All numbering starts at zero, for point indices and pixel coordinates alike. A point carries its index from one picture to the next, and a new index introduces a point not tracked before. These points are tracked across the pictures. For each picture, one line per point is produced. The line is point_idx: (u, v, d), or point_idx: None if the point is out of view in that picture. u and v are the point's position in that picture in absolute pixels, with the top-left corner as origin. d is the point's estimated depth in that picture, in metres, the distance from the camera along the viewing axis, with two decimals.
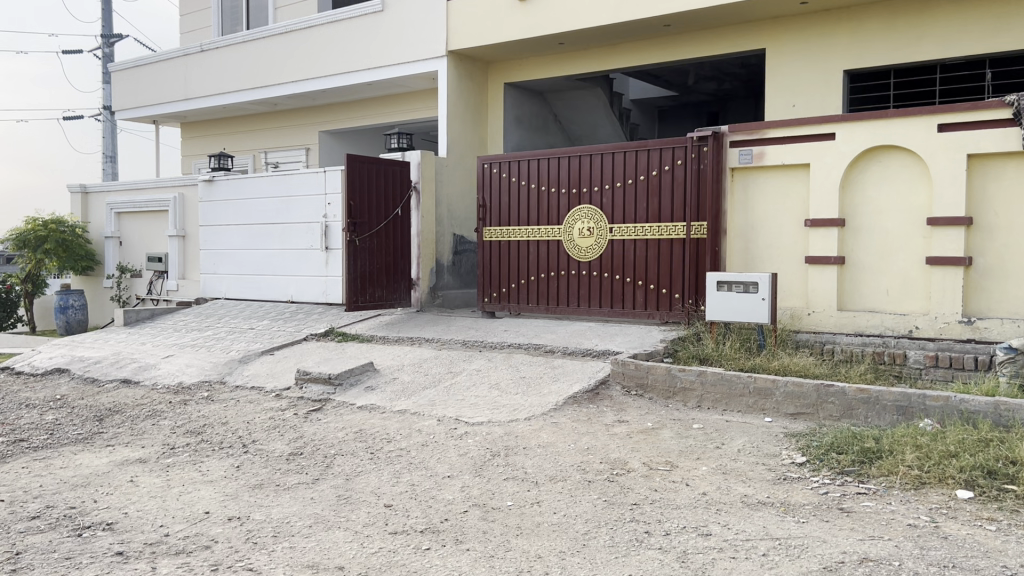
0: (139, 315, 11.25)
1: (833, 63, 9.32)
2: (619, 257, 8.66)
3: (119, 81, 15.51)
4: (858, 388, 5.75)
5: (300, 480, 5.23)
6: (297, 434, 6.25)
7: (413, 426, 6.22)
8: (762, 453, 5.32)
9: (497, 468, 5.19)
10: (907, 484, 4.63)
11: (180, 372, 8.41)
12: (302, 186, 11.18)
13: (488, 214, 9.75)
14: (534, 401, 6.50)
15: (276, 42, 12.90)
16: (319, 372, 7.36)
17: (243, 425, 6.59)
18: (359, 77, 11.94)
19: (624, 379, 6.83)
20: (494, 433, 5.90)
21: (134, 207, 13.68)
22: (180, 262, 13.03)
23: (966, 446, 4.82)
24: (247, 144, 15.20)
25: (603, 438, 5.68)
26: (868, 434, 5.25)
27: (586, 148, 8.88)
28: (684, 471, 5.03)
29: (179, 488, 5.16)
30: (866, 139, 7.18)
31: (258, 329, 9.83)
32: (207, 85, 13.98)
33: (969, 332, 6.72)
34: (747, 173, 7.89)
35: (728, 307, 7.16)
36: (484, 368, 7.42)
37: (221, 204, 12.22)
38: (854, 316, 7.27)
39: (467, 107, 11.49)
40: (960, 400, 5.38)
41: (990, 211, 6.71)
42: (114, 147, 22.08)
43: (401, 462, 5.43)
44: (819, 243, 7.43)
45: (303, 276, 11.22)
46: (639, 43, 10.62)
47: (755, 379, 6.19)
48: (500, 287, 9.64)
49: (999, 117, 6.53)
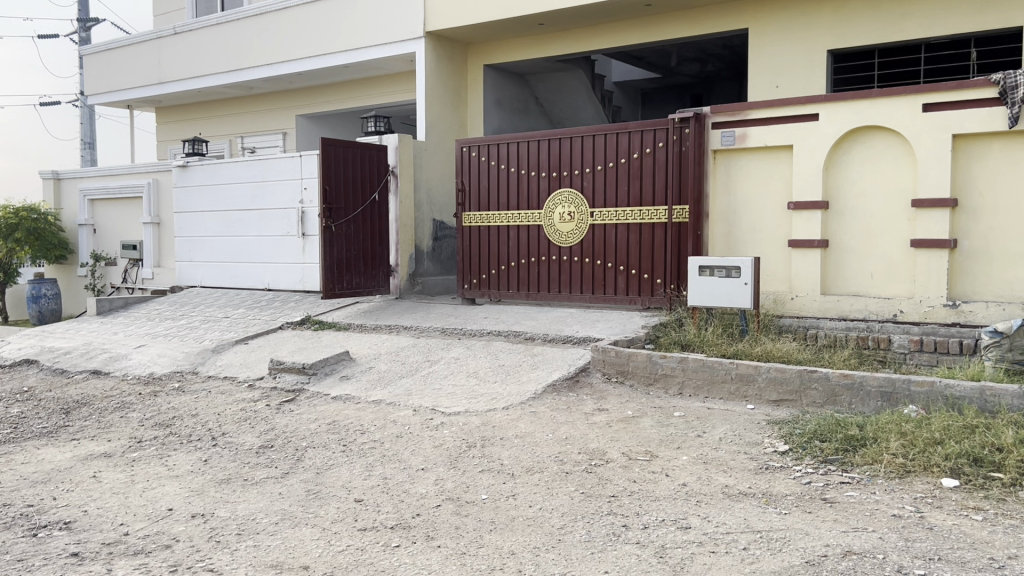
0: (112, 304, 11.02)
1: (817, 43, 9.16)
2: (601, 242, 8.51)
3: (92, 65, 15.18)
4: (841, 373, 5.63)
5: (268, 474, 5.07)
6: (268, 425, 6.07)
7: (388, 416, 6.06)
8: (744, 442, 5.19)
9: (472, 460, 5.04)
10: (892, 473, 4.52)
11: (151, 362, 8.20)
12: (277, 171, 10.96)
13: (466, 198, 9.56)
14: (513, 390, 6.35)
15: (250, 25, 12.63)
16: (293, 362, 7.20)
17: (213, 417, 6.42)
18: (335, 59, 11.69)
19: (605, 366, 6.69)
20: (471, 423, 5.74)
21: (108, 194, 13.42)
22: (155, 250, 12.79)
23: (951, 433, 4.71)
24: (223, 129, 14.92)
25: (582, 427, 5.54)
26: (851, 421, 5.14)
27: (566, 130, 8.71)
28: (664, 461, 4.89)
29: (143, 484, 4.98)
30: (850, 119, 7.02)
31: (233, 318, 9.63)
32: (181, 68, 13.68)
33: (954, 317, 6.60)
34: (729, 155, 7.73)
35: (710, 292, 7.01)
36: (463, 356, 7.27)
37: (196, 190, 11.98)
38: (838, 300, 7.14)
39: (446, 90, 11.26)
40: (946, 386, 5.26)
41: (975, 193, 6.59)
42: (92, 134, 21.72)
43: (374, 455, 5.27)
44: (803, 227, 7.29)
45: (280, 263, 11.02)
46: (621, 23, 10.42)
47: (737, 364, 6.06)
48: (479, 274, 9.47)
49: (985, 96, 6.40)
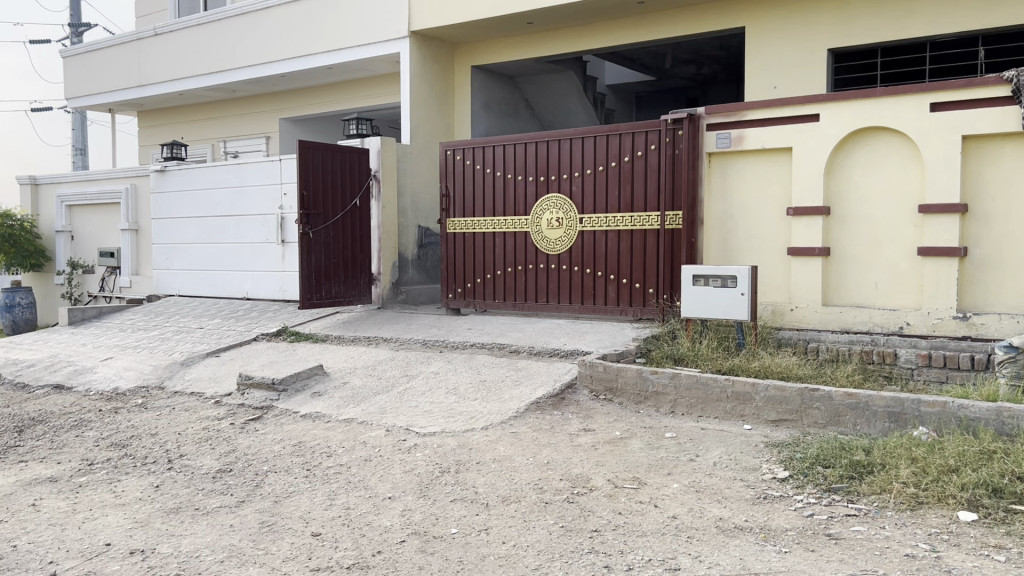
0: (84, 314, 10.58)
1: (817, 42, 8.77)
2: (590, 249, 8.10)
3: (73, 67, 14.79)
4: (845, 392, 5.22)
5: (221, 503, 4.65)
6: (230, 446, 5.66)
7: (358, 437, 5.64)
8: (740, 467, 4.78)
9: (444, 488, 4.62)
10: (903, 504, 4.10)
11: (117, 376, 7.78)
12: (257, 175, 10.56)
13: (451, 204, 9.17)
14: (493, 408, 5.93)
15: (232, 25, 12.24)
16: (262, 377, 6.78)
17: (173, 436, 5.99)
18: (319, 60, 11.30)
19: (592, 383, 6.28)
20: (446, 445, 5.32)
21: (86, 200, 13.00)
22: (133, 257, 12.37)
23: (967, 459, 4.29)
24: (207, 134, 14.53)
25: (566, 450, 5.12)
26: (857, 444, 4.73)
27: (554, 132, 8.31)
28: (652, 489, 4.48)
29: (84, 515, 4.55)
30: (852, 120, 6.64)
31: (207, 328, 9.21)
32: (162, 70, 13.27)
33: (964, 330, 6.21)
34: (725, 158, 7.34)
35: (704, 303, 6.60)
36: (442, 371, 6.85)
37: (174, 195, 11.57)
38: (839, 312, 6.74)
39: (431, 91, 10.87)
40: (959, 406, 4.83)
41: (986, 198, 6.20)
42: (84, 140, 21.35)
43: (338, 481, 4.85)
44: (803, 233, 6.89)
45: (259, 272, 10.62)
46: (614, 22, 10.04)
47: (733, 382, 5.66)
48: (464, 282, 9.06)
49: (996, 95, 6.01)
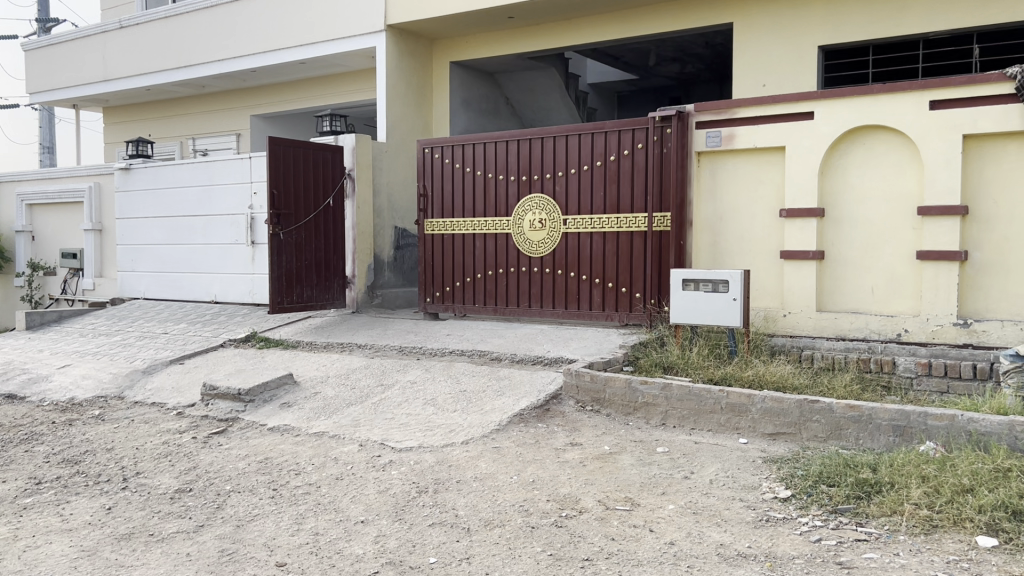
0: (43, 317, 10.09)
1: (806, 39, 8.52)
2: (574, 252, 7.78)
3: (35, 60, 14.26)
4: (846, 404, 4.93)
5: (179, 528, 4.26)
6: (191, 463, 5.27)
7: (329, 453, 5.27)
8: (738, 486, 4.47)
9: (421, 510, 4.27)
10: (916, 528, 3.81)
11: (73, 385, 7.35)
12: (225, 173, 10.14)
13: (429, 204, 8.79)
14: (474, 421, 5.59)
15: (200, 18, 11.80)
16: (227, 388, 6.40)
17: (130, 452, 5.59)
18: (292, 55, 10.89)
19: (578, 394, 5.96)
20: (424, 462, 4.97)
21: (47, 199, 12.49)
22: (96, 259, 11.90)
23: (982, 479, 4.00)
24: (175, 130, 14.07)
25: (552, 467, 4.79)
26: (862, 460, 4.44)
27: (537, 129, 7.99)
28: (646, 511, 4.16)
29: (26, 542, 4.15)
30: (849, 118, 6.36)
31: (172, 334, 8.79)
32: (127, 65, 12.78)
33: (965, 337, 5.97)
34: (714, 158, 7.06)
35: (695, 309, 6.30)
36: (420, 380, 6.49)
37: (139, 195, 11.12)
38: (835, 318, 6.48)
39: (408, 88, 10.50)
40: (968, 420, 4.56)
41: (988, 200, 5.95)
42: (52, 138, 20.73)
43: (307, 503, 4.49)
44: (796, 235, 6.62)
45: (227, 274, 10.19)
46: (596, 17, 9.75)
47: (728, 393, 5.35)
48: (442, 286, 8.71)
49: (999, 92, 5.76)
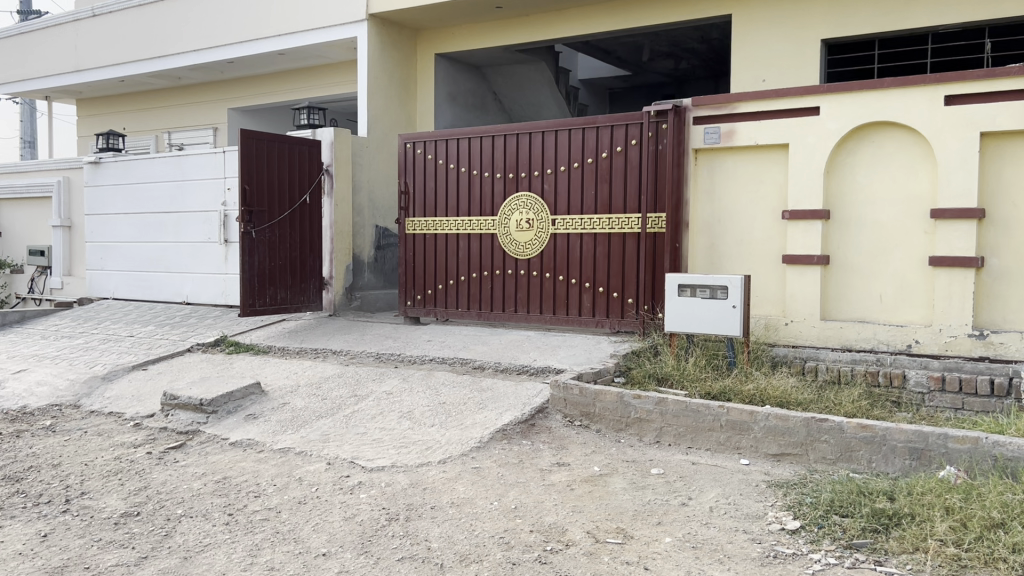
0: (4, 318, 9.60)
1: (809, 32, 8.13)
2: (563, 254, 7.36)
3: (5, 49, 13.75)
4: (858, 423, 4.53)
5: (118, 560, 3.80)
6: (142, 483, 4.81)
7: (293, 472, 4.83)
8: (742, 516, 4.05)
9: (390, 542, 3.83)
10: (942, 568, 3.40)
11: (26, 393, 6.87)
12: (198, 168, 9.67)
13: (411, 202, 8.36)
14: (453, 437, 5.16)
15: (174, 7, 11.32)
16: (188, 398, 5.95)
17: (78, 468, 5.12)
18: (270, 45, 10.43)
19: (566, 407, 5.53)
20: (396, 484, 4.54)
21: (14, 194, 11.99)
22: (65, 256, 11.41)
23: (1013, 512, 3.59)
24: (151, 124, 13.59)
25: (536, 492, 4.36)
26: (877, 487, 4.03)
27: (524, 124, 7.56)
28: (640, 545, 3.73)
29: None
30: (857, 114, 5.97)
31: (137, 337, 8.32)
32: (100, 54, 12.27)
33: (981, 349, 5.59)
34: (713, 155, 6.64)
35: (691, 315, 5.88)
36: (396, 390, 6.05)
37: (109, 190, 10.63)
38: (840, 327, 6.09)
39: (392, 80, 10.06)
40: (994, 443, 4.15)
41: (1005, 203, 5.57)
42: (33, 131, 20.14)
43: (264, 532, 4.04)
44: (799, 239, 6.22)
45: (199, 274, 9.73)
46: (588, 7, 9.33)
47: (727, 410, 4.94)
48: (424, 289, 8.28)
49: (1020, 86, 5.38)
